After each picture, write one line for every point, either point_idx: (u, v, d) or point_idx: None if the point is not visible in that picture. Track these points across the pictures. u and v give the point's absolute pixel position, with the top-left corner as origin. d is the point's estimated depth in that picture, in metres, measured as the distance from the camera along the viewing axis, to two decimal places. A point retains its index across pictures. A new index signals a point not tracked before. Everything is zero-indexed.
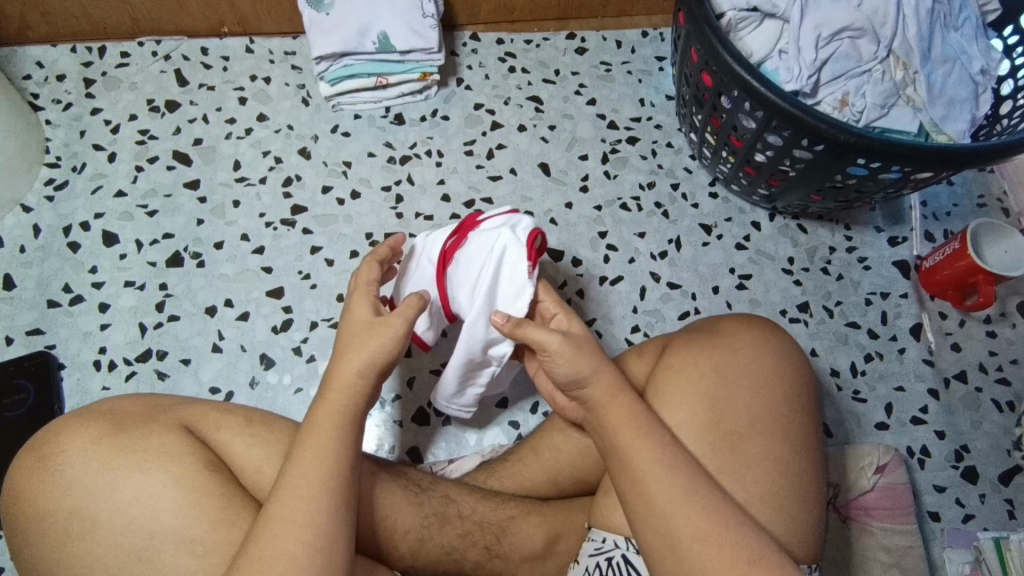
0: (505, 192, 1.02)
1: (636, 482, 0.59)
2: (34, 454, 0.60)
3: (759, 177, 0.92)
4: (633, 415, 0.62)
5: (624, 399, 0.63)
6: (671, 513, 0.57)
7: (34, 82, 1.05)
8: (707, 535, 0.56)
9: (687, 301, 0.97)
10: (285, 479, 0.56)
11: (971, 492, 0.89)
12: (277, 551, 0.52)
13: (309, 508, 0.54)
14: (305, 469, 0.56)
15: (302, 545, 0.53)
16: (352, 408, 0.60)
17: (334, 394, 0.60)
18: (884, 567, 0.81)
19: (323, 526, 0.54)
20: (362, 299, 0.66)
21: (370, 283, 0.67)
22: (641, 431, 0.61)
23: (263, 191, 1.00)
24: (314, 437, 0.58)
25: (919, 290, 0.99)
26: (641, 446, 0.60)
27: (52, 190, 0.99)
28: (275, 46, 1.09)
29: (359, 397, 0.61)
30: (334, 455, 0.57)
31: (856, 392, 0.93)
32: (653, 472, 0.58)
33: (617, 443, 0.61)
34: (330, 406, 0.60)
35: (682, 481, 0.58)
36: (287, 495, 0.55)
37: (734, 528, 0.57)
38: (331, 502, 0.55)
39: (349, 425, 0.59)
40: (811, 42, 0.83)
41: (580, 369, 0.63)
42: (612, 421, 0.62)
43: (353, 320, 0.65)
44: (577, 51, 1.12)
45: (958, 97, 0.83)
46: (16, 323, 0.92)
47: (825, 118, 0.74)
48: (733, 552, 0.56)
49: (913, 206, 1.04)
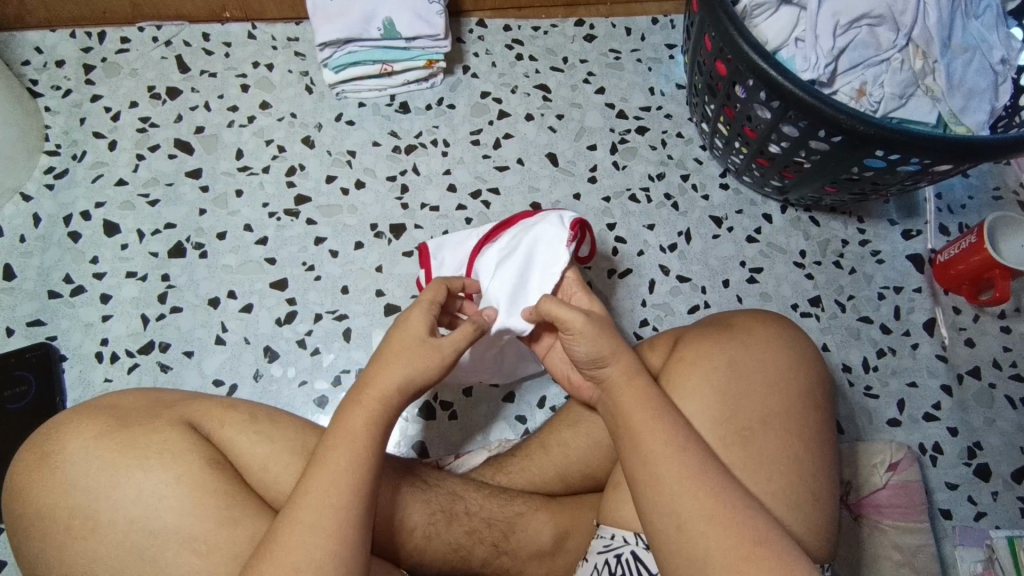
0: (512, 183, 1.00)
1: (645, 462, 0.58)
2: (35, 451, 0.59)
3: (773, 168, 0.91)
4: (647, 398, 0.61)
5: (638, 382, 0.62)
6: (679, 494, 0.56)
7: (33, 68, 1.03)
8: (714, 516, 0.55)
9: (697, 295, 0.96)
10: (310, 483, 0.54)
11: (984, 490, 0.88)
12: (303, 557, 0.51)
13: (340, 518, 0.53)
14: (335, 471, 0.55)
15: (329, 553, 0.52)
16: (386, 418, 0.59)
17: (369, 400, 0.59)
18: (896, 565, 0.80)
19: (347, 533, 0.53)
20: (420, 311, 0.65)
21: (433, 300, 0.67)
22: (654, 413, 0.60)
23: (266, 181, 0.99)
24: (340, 437, 0.57)
25: (932, 284, 0.98)
26: (653, 428, 0.59)
27: (52, 178, 0.98)
28: (278, 31, 1.07)
29: (393, 408, 0.60)
30: (364, 461, 0.56)
31: (867, 388, 0.92)
32: (664, 454, 0.57)
33: (628, 424, 0.60)
34: (362, 406, 0.59)
35: (692, 463, 0.57)
36: (314, 502, 0.53)
37: (742, 511, 0.55)
38: (360, 511, 0.54)
39: (382, 433, 0.58)
40: (828, 30, 0.81)
41: (601, 349, 0.62)
42: (624, 403, 0.61)
43: (406, 331, 0.63)
44: (586, 38, 1.10)
45: (977, 88, 0.81)
46: (17, 314, 0.91)
47: (844, 108, 0.73)
48: (740, 535, 0.54)
49: (927, 198, 1.02)
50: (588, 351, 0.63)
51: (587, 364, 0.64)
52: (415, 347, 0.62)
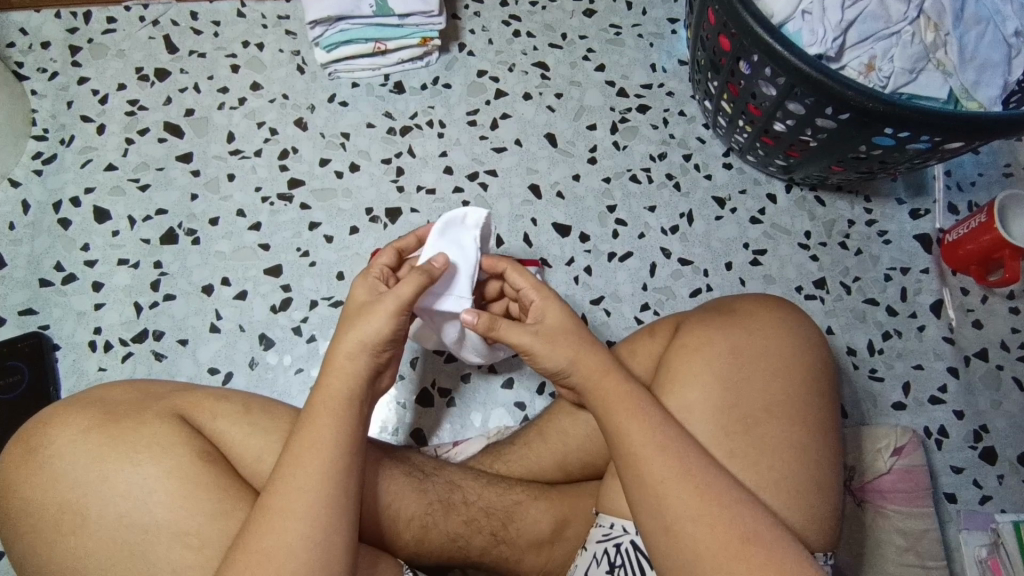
0: (510, 164, 0.98)
1: (630, 461, 0.57)
2: (23, 445, 0.59)
3: (778, 147, 0.88)
4: (630, 393, 0.59)
5: (618, 377, 0.61)
6: (664, 494, 0.55)
7: (18, 50, 1.01)
8: (701, 514, 0.54)
9: (699, 278, 0.94)
10: (279, 470, 0.54)
11: (989, 473, 0.86)
12: (275, 542, 0.51)
13: (309, 499, 0.52)
14: (301, 455, 0.54)
15: (301, 536, 0.51)
16: (350, 393, 0.58)
17: (330, 378, 0.58)
18: (899, 551, 0.79)
19: (318, 514, 0.52)
20: (362, 281, 0.64)
21: (378, 267, 0.66)
22: (636, 409, 0.58)
23: (259, 164, 0.96)
24: (310, 421, 0.56)
25: (940, 264, 0.96)
26: (636, 424, 0.58)
27: (40, 163, 0.96)
28: (269, 9, 1.04)
29: (356, 379, 0.58)
30: (332, 441, 0.55)
31: (872, 370, 0.90)
32: (647, 453, 0.56)
33: (610, 421, 0.59)
34: (328, 392, 0.57)
35: (676, 460, 0.56)
36: (284, 486, 0.53)
37: (731, 507, 0.54)
38: (331, 492, 0.53)
39: (349, 410, 0.57)
40: (837, 3, 0.78)
41: (561, 361, 0.62)
42: (604, 400, 0.60)
43: (353, 302, 0.63)
44: (586, 12, 1.07)
45: (990, 62, 0.78)
46: (9, 303, 0.89)
47: (852, 84, 0.70)
48: (729, 531, 0.53)
49: (936, 176, 1.00)
50: (549, 366, 0.63)
51: (554, 374, 0.63)
52: (361, 310, 0.61)
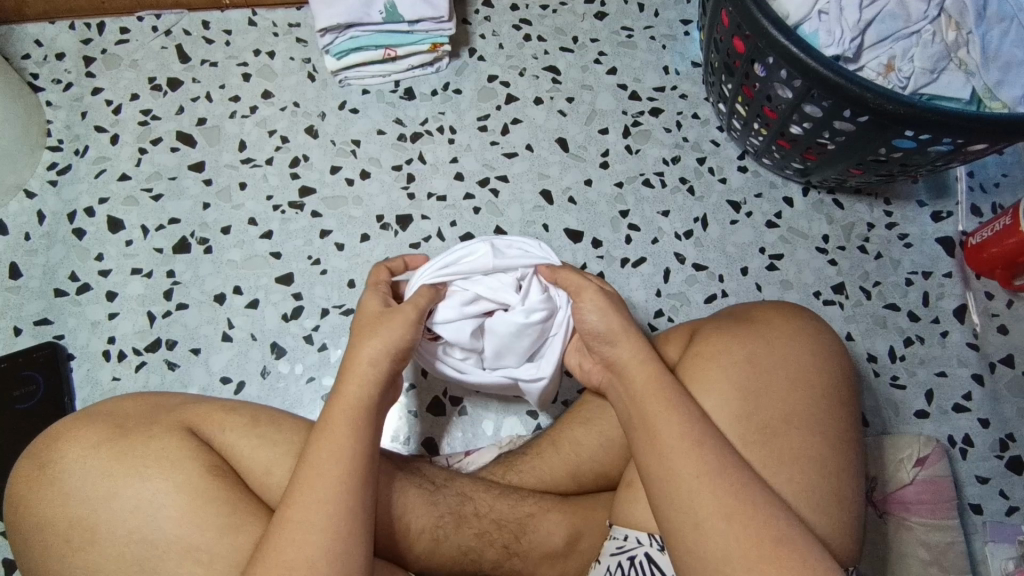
0: (521, 169, 0.97)
1: (661, 457, 0.55)
2: (35, 460, 0.59)
3: (794, 150, 0.86)
4: (661, 386, 0.59)
5: (649, 369, 0.60)
6: (695, 490, 0.53)
7: (33, 61, 1.01)
8: (734, 513, 0.52)
9: (714, 284, 0.92)
10: (301, 480, 0.53)
11: (1017, 484, 0.84)
12: (295, 557, 0.50)
13: (327, 514, 0.52)
14: (319, 465, 0.54)
15: (322, 549, 0.51)
16: (368, 399, 0.58)
17: (349, 384, 0.59)
18: (923, 564, 0.77)
19: (338, 527, 0.52)
20: (372, 292, 0.66)
21: (383, 280, 0.68)
22: (666, 402, 0.57)
23: (270, 173, 0.97)
24: (327, 431, 0.56)
25: (964, 268, 0.93)
26: (667, 419, 0.56)
27: (55, 174, 0.97)
28: (279, 18, 1.04)
29: (374, 388, 0.59)
30: (350, 453, 0.55)
31: (894, 377, 0.88)
32: (679, 447, 0.55)
33: (643, 415, 0.58)
34: (345, 400, 0.58)
35: (708, 456, 0.55)
36: (304, 500, 0.52)
37: (762, 507, 0.53)
38: (347, 505, 0.53)
39: (365, 420, 0.57)
40: (854, 2, 0.75)
41: (612, 324, 0.63)
42: (640, 394, 0.59)
43: (366, 312, 0.64)
44: (597, 15, 1.06)
45: (1015, 60, 0.74)
46: (25, 313, 0.90)
47: (871, 86, 0.68)
48: (761, 531, 0.52)
49: (959, 177, 0.97)
50: (588, 328, 0.64)
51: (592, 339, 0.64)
52: (377, 319, 0.63)
